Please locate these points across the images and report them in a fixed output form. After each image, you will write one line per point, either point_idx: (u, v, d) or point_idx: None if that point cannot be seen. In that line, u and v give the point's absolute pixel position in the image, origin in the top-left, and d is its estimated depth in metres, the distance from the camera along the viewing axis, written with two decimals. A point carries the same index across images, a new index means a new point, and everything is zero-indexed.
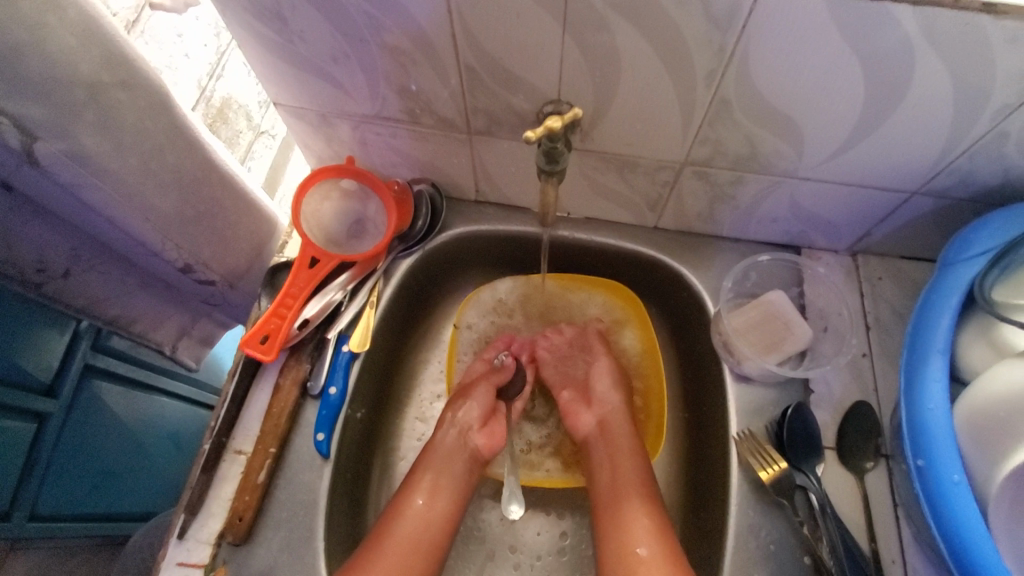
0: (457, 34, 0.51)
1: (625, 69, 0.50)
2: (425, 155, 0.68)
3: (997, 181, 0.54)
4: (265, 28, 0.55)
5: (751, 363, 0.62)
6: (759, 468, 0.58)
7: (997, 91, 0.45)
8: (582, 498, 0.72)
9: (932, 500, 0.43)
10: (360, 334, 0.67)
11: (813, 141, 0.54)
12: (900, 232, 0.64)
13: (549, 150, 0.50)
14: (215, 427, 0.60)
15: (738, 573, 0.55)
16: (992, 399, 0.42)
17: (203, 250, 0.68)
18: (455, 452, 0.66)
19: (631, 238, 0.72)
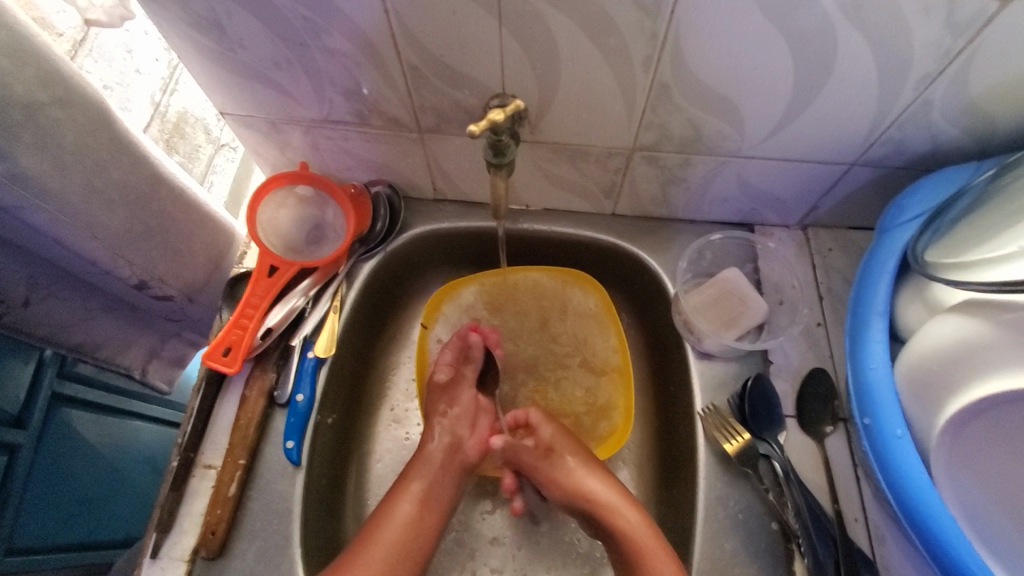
0: (396, 33, 0.51)
1: (564, 59, 0.51)
2: (378, 156, 0.69)
3: (928, 147, 0.56)
4: (204, 37, 0.55)
5: (710, 339, 0.64)
6: (724, 441, 0.59)
7: (917, 62, 0.47)
8: None
9: (880, 455, 0.46)
10: (326, 339, 0.66)
11: (752, 120, 0.55)
12: (845, 203, 0.66)
13: (494, 143, 0.51)
14: (182, 443, 0.60)
15: (709, 542, 0.57)
16: (925, 355, 0.44)
17: (157, 265, 0.68)
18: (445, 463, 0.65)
19: (589, 226, 0.73)
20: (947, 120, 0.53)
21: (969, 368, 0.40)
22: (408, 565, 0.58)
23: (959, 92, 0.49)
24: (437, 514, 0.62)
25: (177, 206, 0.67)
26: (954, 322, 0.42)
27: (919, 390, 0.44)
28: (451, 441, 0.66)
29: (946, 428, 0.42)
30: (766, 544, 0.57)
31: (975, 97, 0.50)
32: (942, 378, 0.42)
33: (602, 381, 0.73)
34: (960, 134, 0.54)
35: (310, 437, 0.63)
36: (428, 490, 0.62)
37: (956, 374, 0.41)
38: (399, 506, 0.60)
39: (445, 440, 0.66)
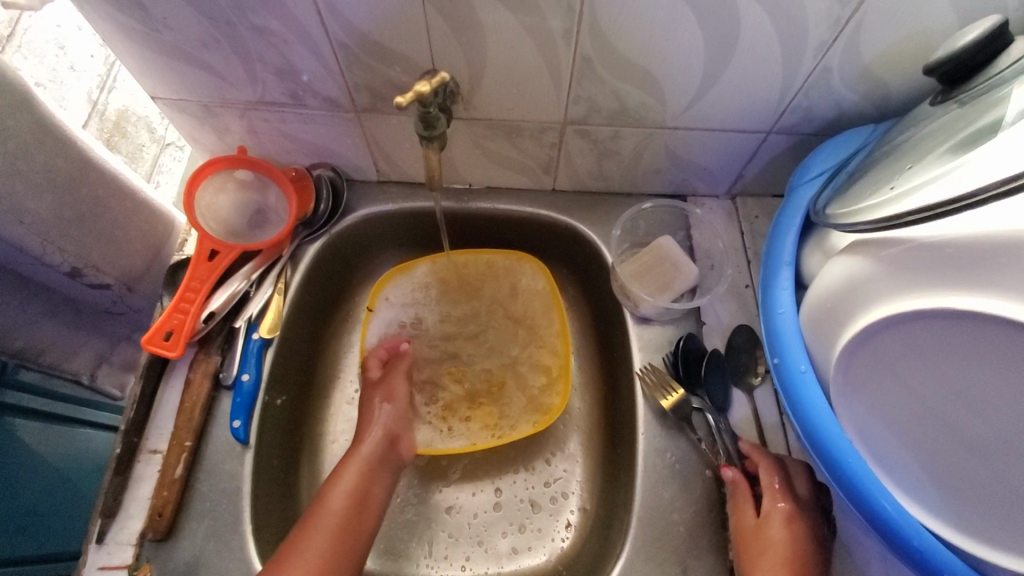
0: (322, 10, 0.52)
1: (489, 34, 0.53)
2: (317, 138, 0.69)
3: (833, 113, 0.60)
4: (126, 18, 0.54)
5: (646, 303, 0.67)
6: (659, 397, 0.63)
7: (812, 30, 0.51)
8: (512, 455, 0.74)
9: (789, 391, 0.52)
10: (271, 320, 0.66)
11: (672, 90, 0.58)
12: (766, 171, 0.70)
13: (424, 115, 0.53)
14: (125, 429, 0.59)
15: (649, 492, 0.60)
16: (822, 296, 0.48)
17: (91, 252, 0.67)
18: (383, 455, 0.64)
19: (531, 202, 0.76)
20: (846, 86, 0.57)
21: (854, 303, 0.44)
22: (348, 544, 0.57)
23: (853, 58, 0.53)
24: (375, 505, 0.61)
25: (108, 191, 0.66)
26: (843, 264, 0.46)
27: (817, 328, 0.49)
28: (389, 433, 0.65)
29: (841, 359, 0.46)
30: (702, 490, 0.60)
31: (868, 63, 0.54)
32: (835, 315, 0.47)
33: (546, 362, 0.74)
34: (860, 99, 0.58)
35: (257, 416, 0.63)
36: (362, 482, 0.61)
37: (845, 310, 0.45)
38: (336, 493, 0.59)
39: (384, 431, 0.65)
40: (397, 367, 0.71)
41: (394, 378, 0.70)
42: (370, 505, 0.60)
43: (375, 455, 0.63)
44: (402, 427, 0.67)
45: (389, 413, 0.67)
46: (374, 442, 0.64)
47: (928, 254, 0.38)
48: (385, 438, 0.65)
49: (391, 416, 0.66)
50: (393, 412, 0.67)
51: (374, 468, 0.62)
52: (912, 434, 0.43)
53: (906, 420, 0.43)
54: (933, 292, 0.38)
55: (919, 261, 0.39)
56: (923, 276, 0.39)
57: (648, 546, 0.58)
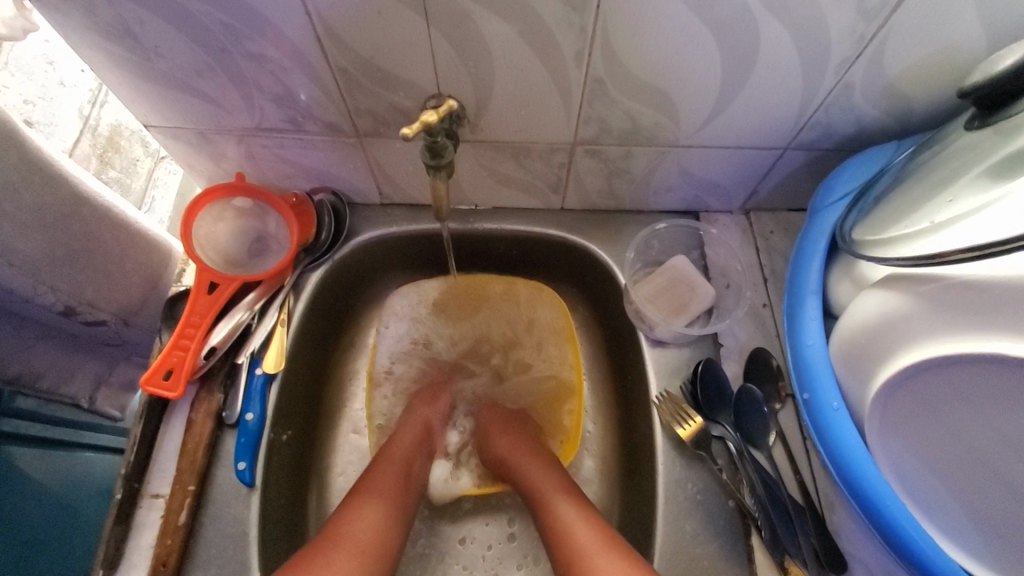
0: (322, 37, 0.50)
1: (497, 57, 0.51)
2: (317, 163, 0.67)
3: (853, 129, 0.58)
4: (116, 47, 0.52)
5: (661, 327, 0.65)
6: (676, 426, 0.61)
7: (834, 48, 0.49)
8: None
9: (819, 426, 0.50)
10: (275, 354, 0.64)
11: (686, 110, 0.56)
12: (782, 187, 0.68)
13: (431, 144, 0.51)
14: (126, 474, 0.57)
15: (670, 525, 0.58)
16: (854, 330, 0.46)
17: (85, 289, 0.64)
18: (421, 441, 0.67)
19: (540, 222, 0.73)
20: (868, 103, 0.55)
21: (892, 340, 0.42)
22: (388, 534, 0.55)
23: (877, 75, 0.51)
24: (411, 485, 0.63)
25: (101, 225, 0.64)
26: (877, 298, 0.44)
27: (850, 361, 0.47)
28: (426, 424, 0.69)
29: (877, 395, 0.44)
30: (725, 523, 0.58)
31: (892, 80, 0.52)
32: (870, 351, 0.45)
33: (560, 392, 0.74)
34: (882, 115, 0.56)
35: (263, 456, 0.61)
36: (402, 470, 0.62)
37: (881, 347, 0.43)
38: (379, 477, 0.60)
39: (421, 425, 0.68)
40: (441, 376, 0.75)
41: (438, 392, 0.73)
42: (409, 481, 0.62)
43: (414, 438, 0.66)
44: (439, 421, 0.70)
45: (431, 416, 0.70)
46: (414, 427, 0.67)
47: (973, 294, 0.36)
48: (422, 425, 0.68)
49: (429, 409, 0.70)
50: (430, 406, 0.70)
51: (414, 451, 0.65)
52: (958, 481, 0.41)
53: (948, 463, 0.41)
54: (979, 336, 0.36)
55: (964, 302, 0.37)
56: (968, 317, 0.37)
57: None
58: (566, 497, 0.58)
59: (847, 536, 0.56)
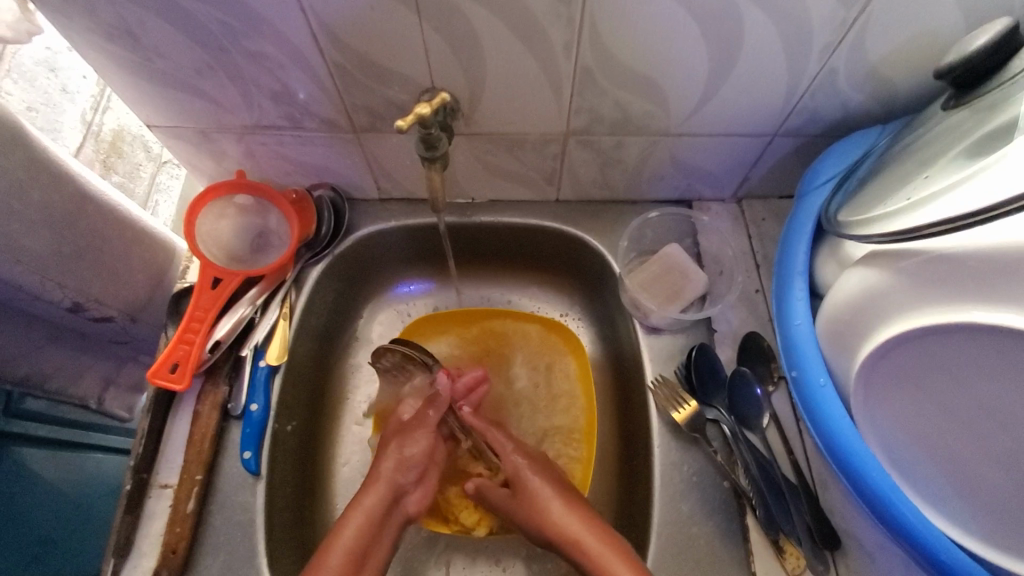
0: (318, 34, 0.51)
1: (488, 50, 0.52)
2: (316, 159, 0.68)
3: (840, 114, 0.59)
4: (119, 48, 0.54)
5: (656, 314, 0.67)
6: (673, 410, 0.62)
7: (817, 34, 0.50)
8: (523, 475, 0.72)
9: (808, 403, 0.52)
10: (277, 346, 0.66)
11: (675, 99, 0.57)
12: (772, 174, 0.69)
13: (425, 137, 0.52)
14: (134, 465, 0.58)
15: (667, 507, 0.60)
16: (838, 308, 0.48)
17: (92, 286, 0.66)
18: (385, 514, 0.60)
19: (534, 214, 0.75)
20: (852, 87, 0.56)
21: (873, 315, 0.44)
22: None
23: (859, 60, 0.52)
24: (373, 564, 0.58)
25: (107, 223, 0.65)
26: (859, 275, 0.46)
27: (837, 339, 0.49)
28: (394, 487, 0.61)
29: (862, 368, 0.45)
30: (721, 503, 0.59)
31: (874, 64, 0.53)
32: (854, 327, 0.46)
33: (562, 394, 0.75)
34: (867, 100, 0.57)
35: (268, 445, 0.62)
36: (363, 537, 0.57)
37: (865, 323, 0.45)
38: (336, 547, 0.56)
39: (388, 483, 0.61)
40: (426, 418, 0.65)
41: (416, 427, 0.64)
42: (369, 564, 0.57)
43: (376, 512, 0.59)
44: (413, 480, 0.62)
45: (399, 463, 0.62)
46: (377, 495, 0.60)
47: (945, 266, 0.38)
48: (388, 493, 0.60)
49: (397, 470, 0.61)
50: (400, 465, 0.62)
51: (376, 526, 0.59)
52: (940, 450, 0.43)
53: (930, 433, 0.43)
54: (952, 305, 0.37)
55: (937, 274, 0.38)
56: (941, 288, 0.38)
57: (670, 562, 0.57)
58: (565, 502, 0.60)
59: (842, 514, 0.57)
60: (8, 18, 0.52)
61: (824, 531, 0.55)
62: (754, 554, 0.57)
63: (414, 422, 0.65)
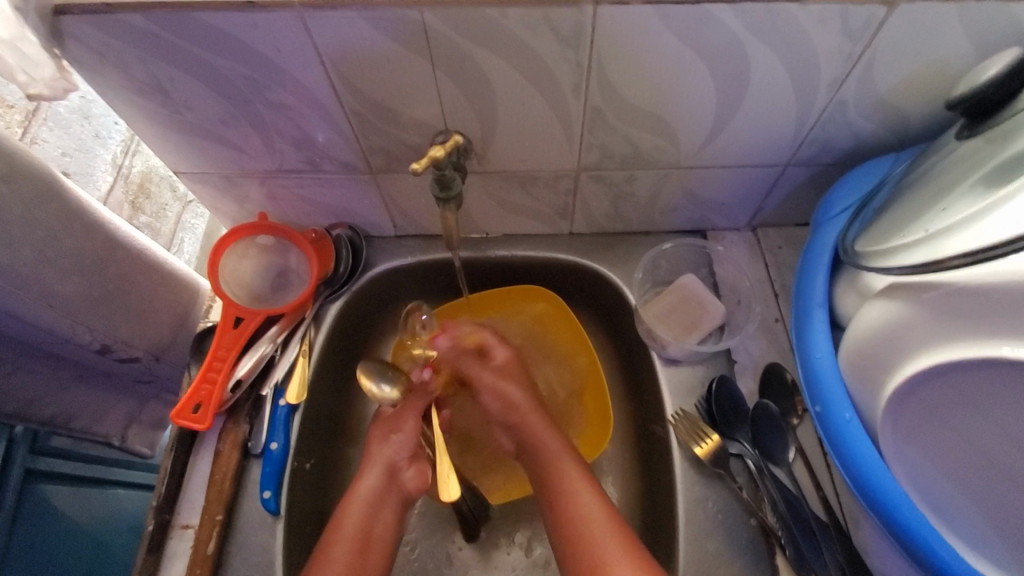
0: (336, 82, 0.53)
1: (499, 93, 0.54)
2: (334, 200, 0.70)
3: (852, 143, 0.59)
4: (150, 102, 0.57)
5: (673, 346, 0.66)
6: (694, 445, 0.61)
7: (825, 68, 0.50)
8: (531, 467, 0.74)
9: (834, 439, 0.50)
10: (296, 385, 0.66)
11: (684, 133, 0.58)
12: (786, 203, 0.69)
13: (440, 178, 0.54)
14: (157, 505, 0.59)
15: (692, 544, 0.58)
16: (861, 340, 0.47)
17: (120, 327, 0.68)
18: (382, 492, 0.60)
19: (549, 247, 0.75)
20: (863, 117, 0.56)
21: (897, 349, 0.43)
22: (374, 555, 0.57)
23: (869, 90, 0.53)
24: (381, 542, 0.58)
25: (135, 267, 0.68)
26: (880, 307, 0.45)
27: (863, 374, 0.48)
28: (388, 466, 0.61)
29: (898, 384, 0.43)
30: (747, 541, 0.58)
31: (884, 94, 0.53)
32: (878, 360, 0.45)
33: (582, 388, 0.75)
34: (879, 129, 0.57)
35: (287, 484, 0.62)
36: (383, 478, 0.61)
37: (890, 357, 0.44)
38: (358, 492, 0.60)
39: (382, 460, 0.61)
40: (413, 401, 0.65)
41: (408, 408, 0.65)
42: (379, 540, 0.58)
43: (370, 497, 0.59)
44: (406, 456, 0.62)
45: (393, 439, 0.62)
46: (374, 475, 0.61)
47: (973, 298, 0.37)
48: (384, 473, 0.61)
49: (388, 451, 0.62)
50: (392, 447, 0.62)
51: (375, 506, 0.59)
52: (978, 490, 0.41)
53: (965, 473, 0.41)
54: (981, 341, 0.36)
55: (964, 307, 0.37)
56: (967, 321, 0.37)
57: None
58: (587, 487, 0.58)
59: (876, 552, 0.55)
60: (44, 75, 0.52)
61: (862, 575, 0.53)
62: None
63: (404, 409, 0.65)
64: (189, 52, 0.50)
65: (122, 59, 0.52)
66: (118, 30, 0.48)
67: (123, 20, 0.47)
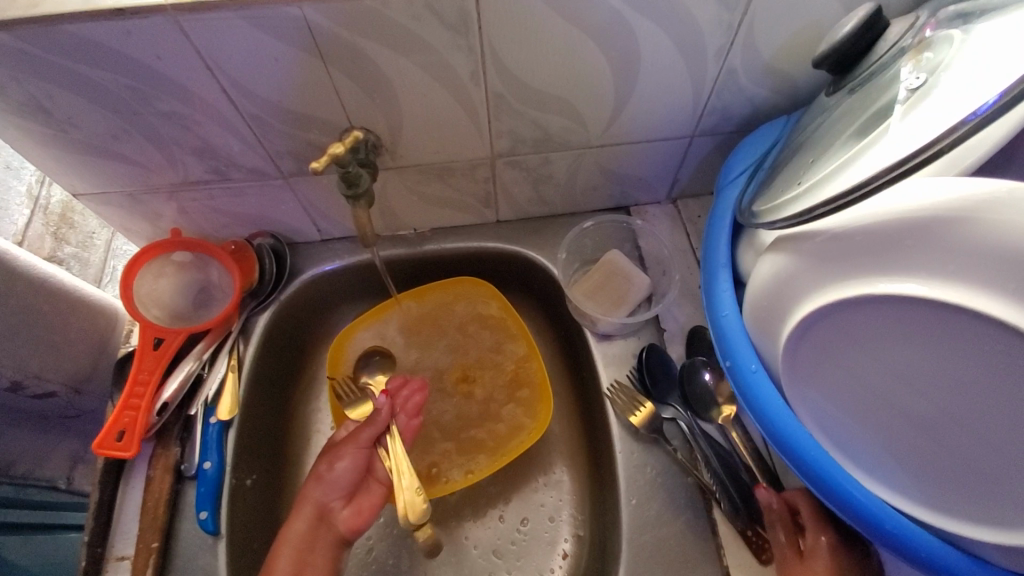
0: (227, 87, 0.52)
1: (398, 86, 0.54)
2: (251, 210, 0.69)
3: (749, 110, 0.62)
4: (32, 123, 0.54)
5: (604, 321, 0.68)
6: (629, 414, 0.63)
7: (709, 38, 0.52)
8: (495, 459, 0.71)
9: (745, 392, 0.53)
10: (227, 401, 0.65)
11: (589, 112, 0.59)
12: (699, 173, 0.71)
13: (345, 175, 0.54)
14: (88, 540, 0.57)
15: (634, 510, 0.60)
16: (755, 294, 0.49)
17: (30, 362, 0.65)
18: (313, 534, 0.58)
19: (478, 237, 0.76)
20: (754, 84, 0.58)
21: (784, 298, 0.45)
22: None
23: (754, 57, 0.55)
24: None
25: (42, 298, 0.65)
26: (768, 261, 0.47)
27: (759, 325, 0.50)
28: (320, 507, 0.59)
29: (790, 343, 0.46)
30: (686, 499, 0.60)
31: (769, 60, 0.55)
32: (769, 311, 0.47)
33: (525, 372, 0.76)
34: (771, 93, 0.60)
35: (226, 502, 0.61)
36: (317, 519, 0.59)
37: (778, 306, 0.46)
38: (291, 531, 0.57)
39: (312, 504, 0.59)
40: (357, 433, 0.61)
41: (348, 442, 0.61)
42: None
43: (301, 537, 0.57)
44: (338, 497, 0.60)
45: (324, 480, 0.60)
46: (303, 517, 0.58)
47: (841, 243, 0.39)
48: (314, 512, 0.59)
49: (321, 491, 0.59)
50: (325, 486, 0.59)
51: (305, 549, 0.57)
52: (871, 422, 0.43)
53: (856, 407, 0.44)
54: (854, 280, 0.38)
55: (836, 250, 0.40)
56: (840, 264, 0.39)
57: (643, 566, 0.57)
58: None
59: None
60: None
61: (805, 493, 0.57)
62: (724, 545, 0.57)
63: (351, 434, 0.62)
64: (64, 66, 0.48)
65: None
66: None
67: None
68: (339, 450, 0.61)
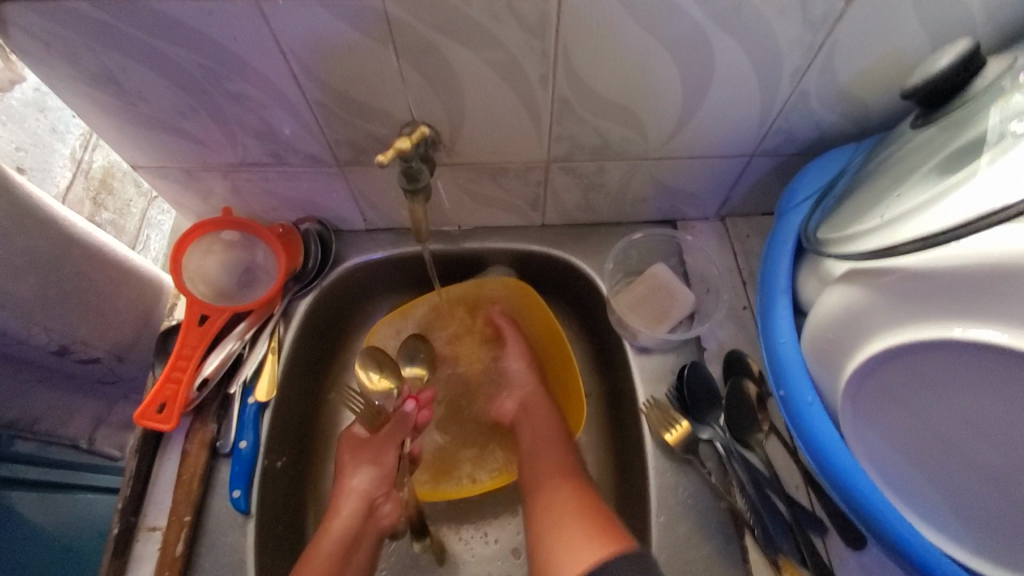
0: (297, 73, 0.52)
1: (465, 83, 0.53)
2: (302, 195, 0.69)
3: (815, 133, 0.61)
4: (102, 94, 0.55)
5: (645, 336, 0.67)
6: (664, 432, 0.62)
7: (786, 59, 0.51)
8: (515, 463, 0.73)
9: (798, 423, 0.52)
10: (265, 383, 0.65)
11: (652, 124, 0.58)
12: (753, 192, 0.70)
13: (407, 170, 0.53)
14: (121, 508, 0.58)
15: (663, 529, 0.59)
16: (819, 325, 0.48)
17: (78, 329, 0.66)
18: (360, 529, 0.61)
19: (522, 239, 0.75)
20: (824, 108, 0.57)
21: (856, 332, 0.44)
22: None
23: (830, 80, 0.54)
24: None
25: (92, 265, 0.66)
26: (838, 293, 0.46)
27: (823, 356, 0.49)
28: (366, 501, 0.63)
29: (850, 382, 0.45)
30: (717, 524, 0.59)
31: (844, 85, 0.54)
32: (836, 345, 0.46)
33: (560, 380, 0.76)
34: (840, 118, 0.58)
35: (258, 483, 0.61)
36: (362, 512, 0.62)
37: (848, 340, 0.45)
38: (335, 526, 0.60)
39: (359, 496, 0.62)
40: (393, 434, 0.65)
41: (383, 441, 0.65)
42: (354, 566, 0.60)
43: (352, 530, 0.60)
44: (384, 492, 0.64)
45: (368, 475, 0.63)
46: (349, 511, 0.61)
47: (923, 283, 0.38)
48: (362, 506, 0.62)
49: (370, 485, 0.63)
50: (372, 481, 0.63)
51: (353, 544, 0.60)
52: (934, 468, 0.42)
53: (921, 451, 0.43)
54: (934, 323, 0.37)
55: (917, 290, 0.39)
56: (921, 305, 0.38)
57: None
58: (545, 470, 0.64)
59: None
60: None
61: (840, 525, 0.56)
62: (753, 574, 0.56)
63: (377, 434, 0.66)
64: (142, 40, 0.48)
65: (69, 48, 0.50)
66: (64, 17, 0.46)
67: (69, 8, 0.45)
68: (374, 448, 0.65)
